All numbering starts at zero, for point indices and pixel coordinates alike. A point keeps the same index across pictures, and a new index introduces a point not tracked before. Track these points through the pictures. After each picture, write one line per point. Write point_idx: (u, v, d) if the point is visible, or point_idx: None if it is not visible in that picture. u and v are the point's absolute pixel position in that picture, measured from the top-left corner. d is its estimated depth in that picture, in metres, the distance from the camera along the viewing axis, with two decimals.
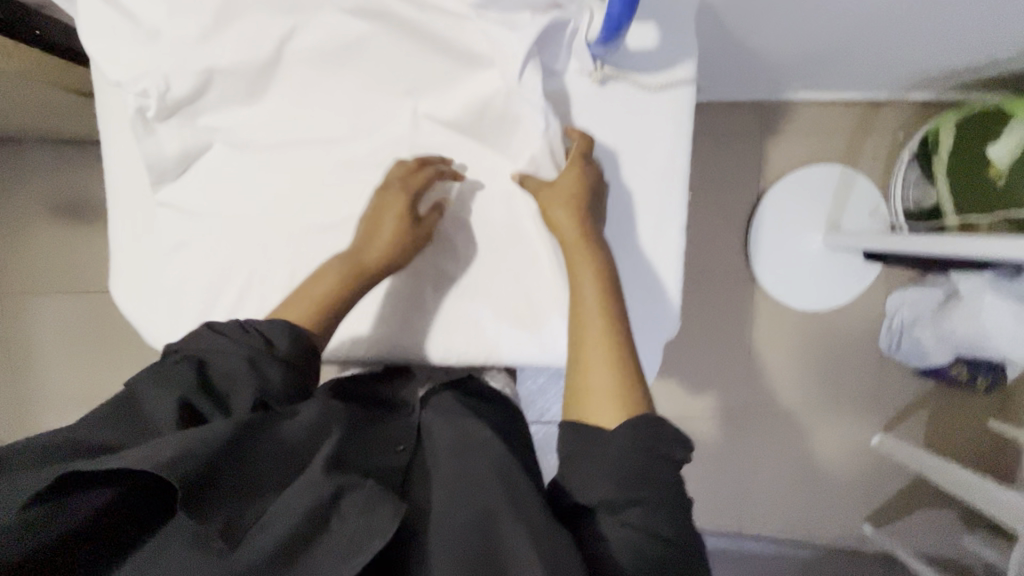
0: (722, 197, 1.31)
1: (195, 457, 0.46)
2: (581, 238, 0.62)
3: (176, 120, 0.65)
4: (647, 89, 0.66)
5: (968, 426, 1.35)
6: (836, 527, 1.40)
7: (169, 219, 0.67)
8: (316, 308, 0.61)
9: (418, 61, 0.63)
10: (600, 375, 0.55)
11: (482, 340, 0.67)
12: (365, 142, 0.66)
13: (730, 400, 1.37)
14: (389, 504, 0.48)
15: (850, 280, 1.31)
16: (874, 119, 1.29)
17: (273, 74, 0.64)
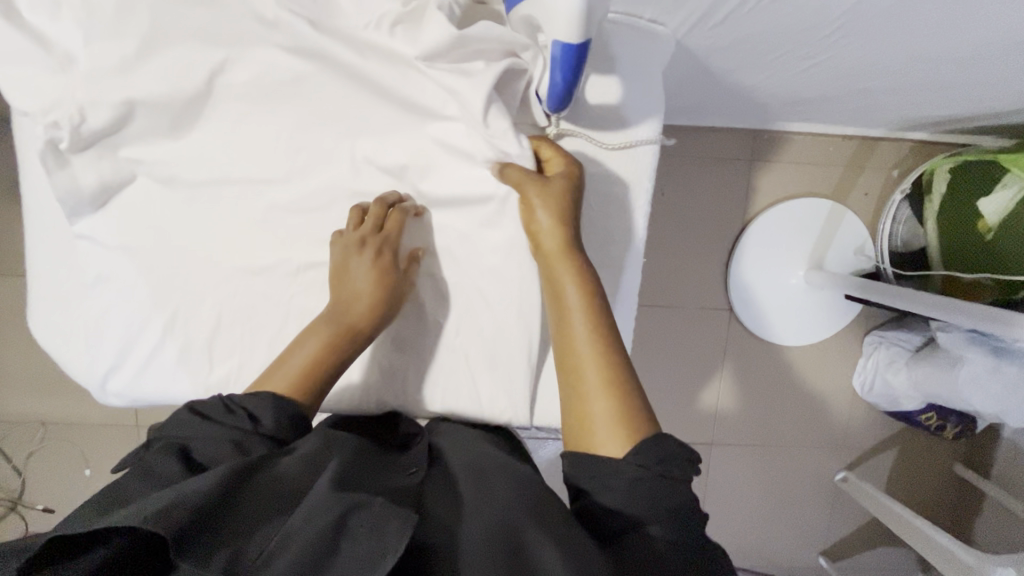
0: (706, 227, 1.26)
1: (189, 504, 0.40)
2: (564, 243, 0.59)
3: (93, 152, 0.61)
4: (607, 149, 0.64)
5: (928, 465, 1.37)
6: (796, 559, 1.41)
7: (88, 253, 0.64)
8: (303, 378, 0.57)
9: (358, 107, 0.60)
10: (597, 399, 0.54)
11: (416, 393, 0.66)
12: (300, 184, 0.63)
13: (700, 435, 1.35)
14: (400, 518, 0.42)
15: (827, 321, 1.28)
16: (867, 155, 1.25)
17: (204, 107, 0.60)
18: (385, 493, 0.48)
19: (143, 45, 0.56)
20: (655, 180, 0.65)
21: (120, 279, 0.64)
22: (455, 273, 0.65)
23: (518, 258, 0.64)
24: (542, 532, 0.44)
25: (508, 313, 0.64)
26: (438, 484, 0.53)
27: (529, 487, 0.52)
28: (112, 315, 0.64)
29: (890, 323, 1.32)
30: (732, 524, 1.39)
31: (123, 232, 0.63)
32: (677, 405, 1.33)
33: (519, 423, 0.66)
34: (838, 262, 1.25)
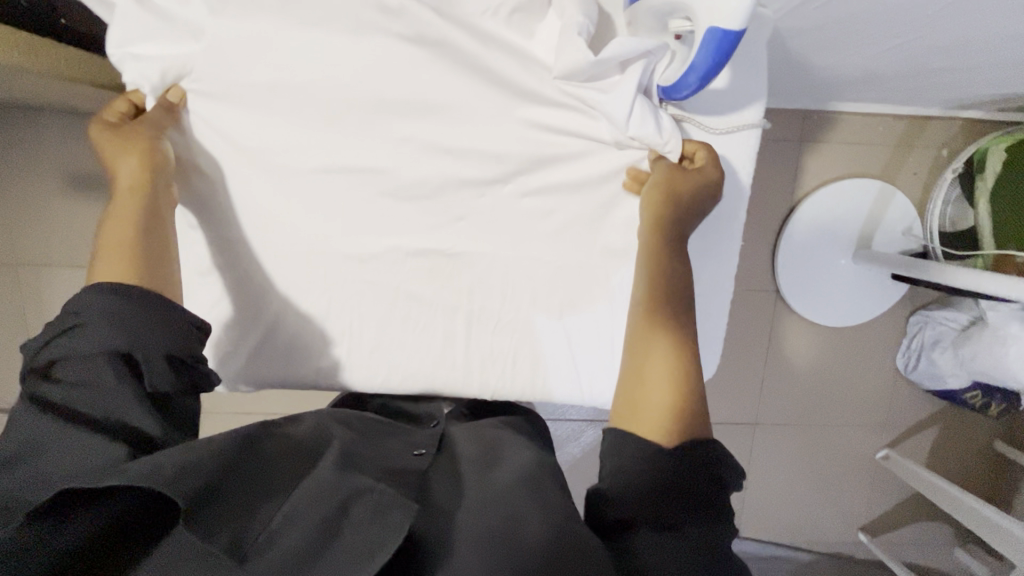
0: (756, 208, 1.27)
1: (197, 474, 0.45)
2: (650, 236, 0.60)
3: (212, 141, 0.62)
4: (712, 133, 0.64)
5: (969, 443, 1.39)
6: (834, 533, 1.45)
7: (202, 240, 0.64)
8: (127, 261, 0.55)
9: (471, 91, 0.60)
10: (657, 390, 0.53)
11: (524, 380, 0.67)
12: (403, 172, 0.62)
13: (746, 412, 1.37)
14: (400, 509, 0.48)
15: (876, 301, 1.29)
16: (921, 134, 1.24)
17: (312, 96, 0.60)
18: (386, 476, 0.53)
19: (266, 32, 0.57)
20: (756, 164, 0.65)
21: (231, 268, 0.65)
22: (557, 257, 0.65)
23: (620, 243, 0.65)
24: (535, 511, 0.50)
25: (609, 294, 0.66)
26: (442, 463, 0.59)
27: (532, 468, 0.58)
28: (222, 303, 0.66)
29: (936, 303, 1.32)
30: (766, 500, 1.43)
31: (234, 219, 0.64)
32: (724, 382, 1.35)
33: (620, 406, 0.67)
34: (887, 244, 1.25)
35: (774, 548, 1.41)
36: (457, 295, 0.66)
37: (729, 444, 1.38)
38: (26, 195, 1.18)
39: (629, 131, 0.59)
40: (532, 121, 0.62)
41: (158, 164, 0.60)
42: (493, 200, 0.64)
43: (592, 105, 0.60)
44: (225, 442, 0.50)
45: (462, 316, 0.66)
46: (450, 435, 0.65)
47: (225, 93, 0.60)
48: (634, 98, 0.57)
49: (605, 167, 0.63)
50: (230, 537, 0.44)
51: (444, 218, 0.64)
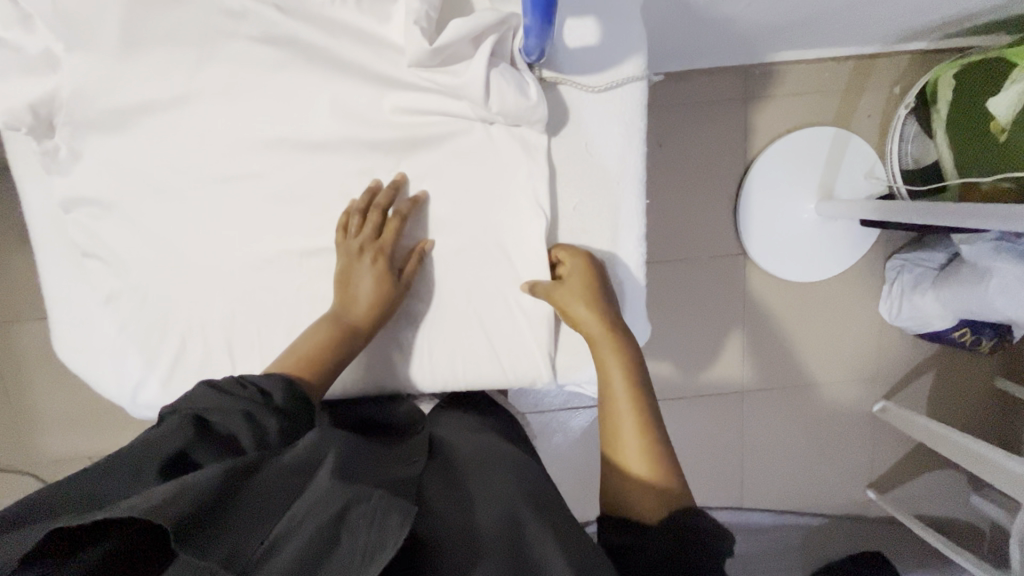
0: (710, 173, 1.24)
1: (190, 496, 0.41)
2: (603, 331, 0.62)
3: (83, 164, 0.60)
4: (592, 91, 0.62)
5: (968, 385, 1.35)
6: (842, 495, 1.41)
7: (99, 270, 0.63)
8: (308, 363, 0.59)
9: (334, 83, 0.59)
10: (637, 474, 0.56)
11: (446, 372, 0.65)
12: (283, 174, 0.61)
13: (732, 381, 1.34)
14: (400, 511, 0.43)
15: (846, 249, 1.26)
16: (868, 74, 1.21)
17: (181, 110, 0.59)
18: (386, 486, 0.48)
19: (119, 50, 0.57)
20: (646, 120, 0.63)
21: (131, 292, 0.62)
22: (459, 242, 0.63)
23: (523, 218, 0.62)
24: (545, 528, 0.46)
25: (519, 271, 0.64)
26: (437, 471, 0.55)
27: (530, 478, 0.55)
28: (125, 331, 0.63)
29: (911, 244, 1.29)
30: (766, 468, 1.39)
31: (120, 244, 0.62)
32: (703, 354, 1.32)
33: (544, 383, 0.65)
34: (847, 190, 1.22)
35: (783, 516, 1.36)
36: None
37: (718, 416, 1.35)
38: None
39: (493, 109, 0.58)
40: (401, 109, 0.60)
41: (388, 296, 0.61)
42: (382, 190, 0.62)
43: (452, 89, 0.58)
44: (217, 467, 0.44)
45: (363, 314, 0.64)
46: (441, 443, 0.61)
47: (92, 119, 0.58)
48: (488, 74, 0.56)
49: (484, 141, 0.61)
50: (227, 552, 0.39)
51: (335, 213, 0.62)
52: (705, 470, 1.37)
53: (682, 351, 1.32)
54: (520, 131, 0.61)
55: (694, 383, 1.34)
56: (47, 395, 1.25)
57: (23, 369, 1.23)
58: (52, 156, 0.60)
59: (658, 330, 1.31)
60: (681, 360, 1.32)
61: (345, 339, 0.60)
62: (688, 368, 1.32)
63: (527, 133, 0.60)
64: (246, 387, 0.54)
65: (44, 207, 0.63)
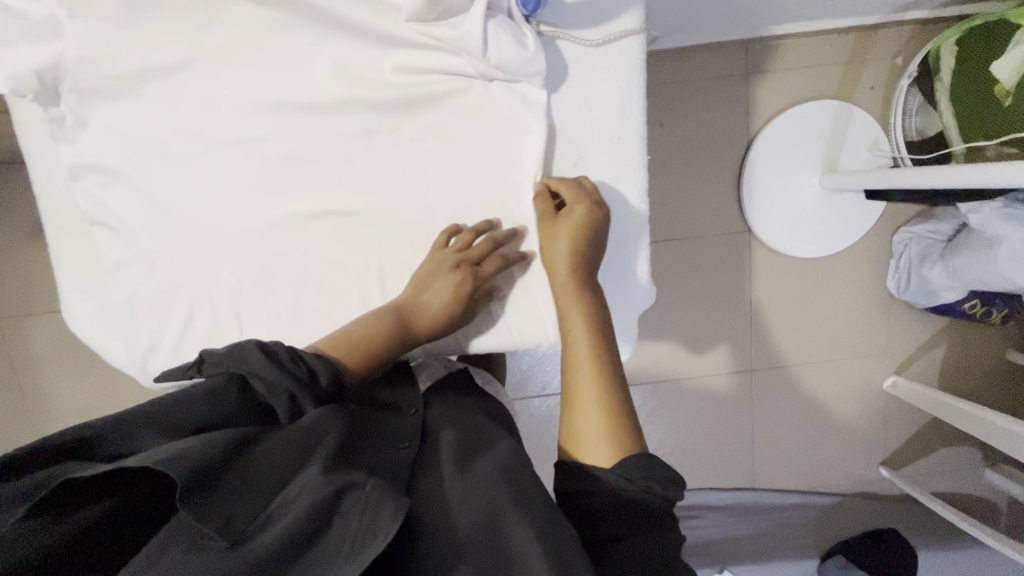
0: (714, 149, 1.24)
1: (195, 457, 0.41)
2: (573, 274, 0.60)
3: (89, 132, 0.61)
4: (591, 46, 0.61)
5: (980, 358, 1.33)
6: (854, 473, 1.40)
7: (106, 238, 0.63)
8: (357, 349, 0.57)
9: (333, 44, 0.60)
10: (591, 417, 0.53)
11: (458, 339, 0.67)
12: (286, 138, 0.62)
13: (740, 358, 1.33)
14: (391, 504, 0.42)
15: (852, 222, 1.25)
16: (871, 45, 1.21)
17: (184, 76, 0.60)
18: (377, 475, 0.48)
19: (121, 16, 0.57)
20: (645, 75, 0.63)
21: (140, 259, 0.63)
22: (462, 203, 0.63)
23: (525, 177, 0.63)
24: (525, 513, 0.46)
25: (524, 230, 0.64)
26: (427, 461, 0.54)
27: (514, 461, 0.54)
28: (135, 298, 0.63)
29: (918, 216, 1.28)
30: (778, 448, 1.38)
31: (127, 211, 0.62)
32: (711, 332, 1.31)
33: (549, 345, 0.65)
34: (852, 161, 1.21)
35: (794, 496, 1.35)
36: (365, 255, 0.63)
37: (727, 394, 1.34)
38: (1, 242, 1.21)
39: (491, 61, 0.57)
40: (399, 65, 0.60)
41: (456, 304, 0.61)
42: (385, 150, 0.62)
43: (450, 43, 0.58)
44: (225, 436, 0.44)
45: (368, 276, 0.63)
46: (431, 428, 0.60)
47: (96, 85, 0.59)
48: (485, 25, 0.56)
49: (484, 98, 0.61)
50: (221, 520, 0.39)
51: (336, 177, 0.62)
52: (717, 449, 1.37)
53: (690, 328, 1.31)
54: (519, 87, 0.61)
55: (703, 361, 1.33)
56: (59, 383, 1.26)
57: (35, 358, 1.25)
58: (58, 124, 0.61)
59: (665, 309, 1.30)
60: (689, 338, 1.31)
61: (397, 336, 0.60)
62: (695, 346, 1.32)
63: (527, 89, 0.61)
64: (301, 363, 0.52)
65: (54, 177, 0.64)
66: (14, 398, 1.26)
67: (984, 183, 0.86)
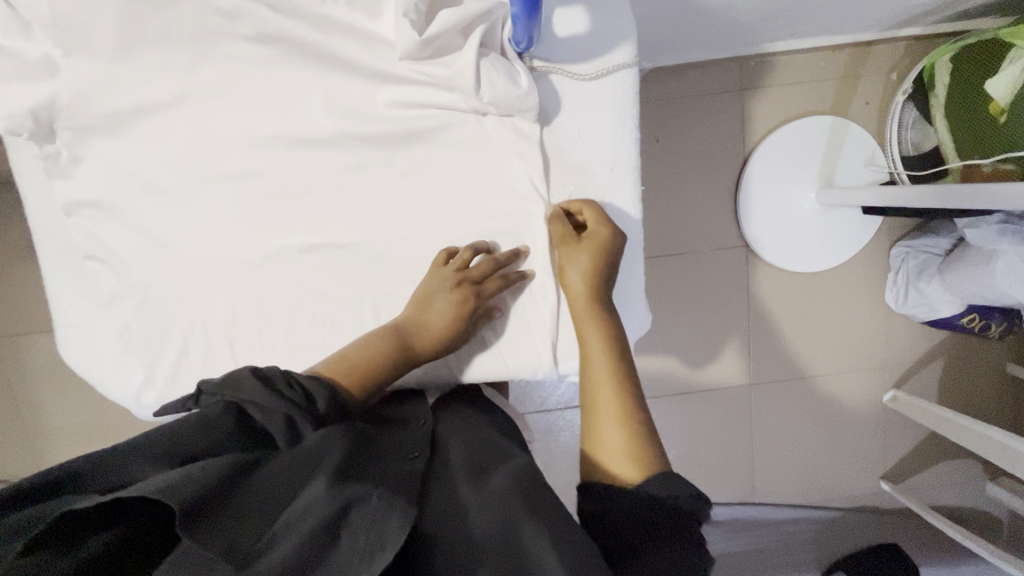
0: (708, 166, 1.24)
1: (193, 484, 0.40)
2: (592, 301, 0.61)
3: (85, 169, 0.62)
4: (584, 79, 0.62)
5: (979, 371, 1.33)
6: (854, 487, 1.40)
7: (101, 272, 0.64)
8: (357, 376, 0.57)
9: (327, 80, 0.60)
10: (611, 433, 0.53)
11: (457, 362, 0.67)
12: (280, 172, 0.62)
13: (738, 374, 1.33)
14: (399, 515, 0.44)
15: (850, 237, 1.25)
16: (864, 61, 1.21)
17: (178, 112, 0.60)
18: (389, 484, 0.47)
19: (115, 55, 0.57)
20: (640, 104, 0.63)
21: (135, 293, 0.63)
22: (455, 235, 0.63)
23: (521, 206, 0.63)
24: (536, 523, 0.45)
25: (522, 258, 0.64)
26: (436, 467, 0.53)
27: (530, 470, 0.53)
28: (129, 332, 0.63)
29: (915, 229, 1.28)
30: (776, 463, 1.38)
31: (122, 245, 0.63)
32: (708, 348, 1.31)
33: (545, 373, 0.65)
34: (848, 177, 1.21)
35: (792, 511, 1.35)
36: (358, 287, 0.63)
37: (724, 410, 1.34)
38: None
39: (484, 99, 0.58)
40: (392, 101, 0.60)
41: (457, 324, 0.61)
42: (379, 183, 0.62)
43: (443, 81, 0.59)
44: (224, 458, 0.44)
45: (364, 307, 0.63)
46: (442, 434, 0.59)
47: (91, 122, 0.59)
48: (478, 64, 0.56)
49: (478, 132, 0.61)
50: (227, 545, 0.39)
51: (331, 208, 0.62)
52: (715, 464, 1.36)
53: (687, 344, 1.31)
54: (513, 120, 0.61)
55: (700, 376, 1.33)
56: (56, 409, 1.27)
57: (33, 384, 1.26)
58: (54, 161, 0.61)
59: (661, 326, 1.30)
60: (686, 354, 1.31)
61: (397, 359, 0.60)
62: (693, 362, 1.31)
63: (520, 123, 0.61)
64: (294, 388, 0.52)
65: (46, 212, 0.64)
66: (12, 423, 1.27)
67: (980, 205, 0.86)
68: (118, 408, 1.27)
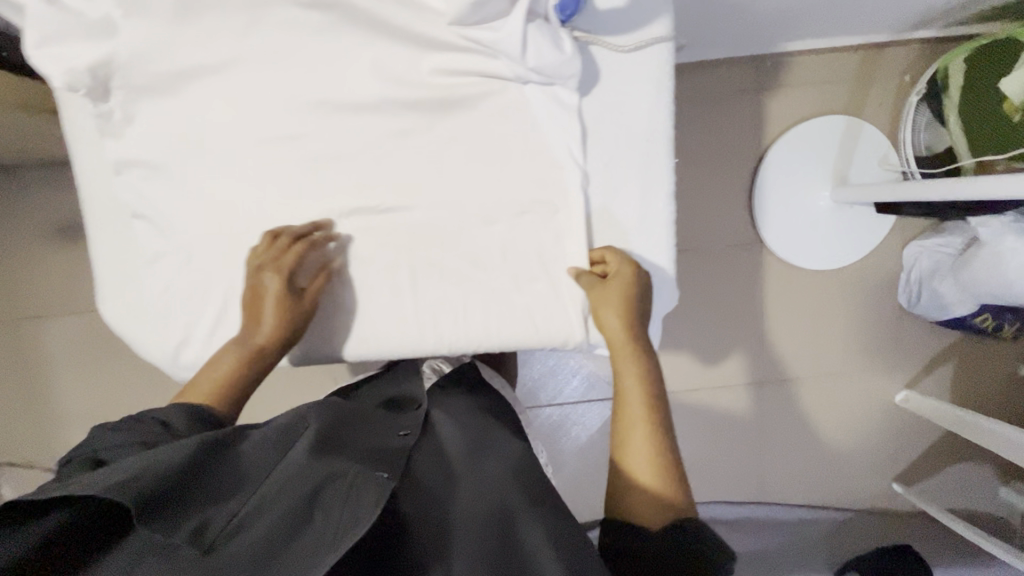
0: (723, 164, 1.26)
1: (155, 476, 0.47)
2: (628, 339, 0.62)
3: (134, 129, 0.63)
4: (622, 51, 0.63)
5: (993, 375, 1.33)
6: (868, 491, 1.36)
7: (144, 230, 0.65)
8: (216, 390, 0.60)
9: (374, 46, 0.61)
10: (643, 477, 0.58)
11: (476, 330, 0.64)
12: (325, 136, 0.63)
13: (749, 369, 1.33)
14: (372, 487, 0.52)
15: (863, 235, 1.26)
16: (878, 62, 1.23)
17: (227, 76, 0.62)
18: (367, 457, 0.57)
19: (172, 16, 0.59)
20: (674, 79, 0.65)
21: (177, 251, 0.64)
22: (490, 202, 0.64)
23: (557, 173, 0.64)
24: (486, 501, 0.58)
25: (556, 223, 0.64)
26: (422, 452, 0.64)
27: (501, 456, 0.65)
28: (169, 289, 0.65)
29: (927, 230, 1.29)
30: (787, 462, 1.37)
31: (165, 204, 0.64)
32: (720, 343, 1.32)
33: (575, 343, 0.65)
34: (862, 175, 1.23)
35: (802, 512, 1.33)
36: (396, 253, 0.64)
37: (735, 406, 1.34)
38: (26, 248, 1.25)
39: (529, 64, 0.60)
40: (438, 67, 0.62)
41: (291, 312, 0.62)
42: (420, 149, 0.64)
43: (491, 47, 0.60)
44: (187, 449, 0.51)
45: (398, 272, 0.64)
46: (433, 421, 0.70)
47: (145, 82, 0.61)
48: (525, 29, 0.58)
49: (518, 99, 0.63)
50: (193, 529, 0.46)
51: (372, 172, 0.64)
52: (725, 463, 1.35)
53: (699, 339, 1.32)
54: (553, 88, 0.62)
55: (711, 373, 1.33)
56: (67, 389, 1.27)
57: (48, 363, 1.26)
58: (107, 119, 0.63)
59: (673, 322, 1.31)
60: (698, 348, 1.32)
61: (247, 361, 0.62)
62: (705, 356, 1.32)
63: (560, 92, 0.63)
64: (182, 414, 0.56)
65: (93, 172, 0.66)
66: (24, 401, 1.27)
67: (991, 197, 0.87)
68: (127, 391, 1.27)
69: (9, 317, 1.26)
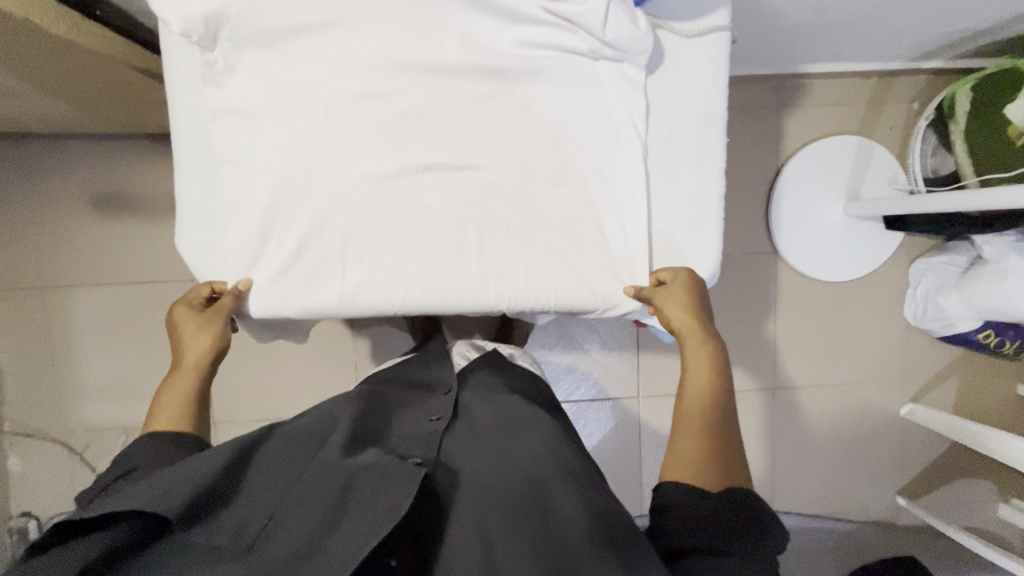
0: (745, 174, 1.32)
1: (189, 487, 0.50)
2: (696, 325, 0.67)
3: (230, 81, 0.67)
4: (685, 36, 0.72)
5: (995, 394, 1.38)
6: (872, 501, 1.40)
7: (230, 177, 0.69)
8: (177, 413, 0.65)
9: (465, 17, 0.67)
10: (687, 445, 0.59)
11: (535, 285, 0.71)
12: (412, 96, 0.69)
13: (762, 376, 1.37)
14: (404, 479, 0.51)
15: (874, 250, 1.32)
16: (890, 89, 1.32)
17: (324, 38, 0.67)
18: (399, 449, 0.58)
19: None
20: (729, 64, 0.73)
21: (261, 198, 0.68)
22: (559, 166, 0.71)
23: (621, 143, 0.71)
24: (525, 480, 0.57)
25: (617, 190, 0.72)
26: (459, 433, 0.63)
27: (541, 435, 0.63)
28: (251, 232, 0.69)
29: (934, 248, 1.35)
30: (796, 471, 1.39)
31: (255, 154, 0.68)
32: (735, 348, 1.36)
33: (628, 304, 0.72)
34: (873, 192, 1.30)
35: (810, 520, 1.35)
36: (467, 208, 0.70)
37: (747, 412, 1.37)
38: (62, 218, 1.26)
39: (608, 37, 0.66)
40: (522, 36, 0.67)
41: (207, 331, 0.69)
42: (499, 113, 0.70)
43: (573, 19, 0.66)
44: (222, 455, 0.53)
45: (466, 228, 0.70)
46: (464, 402, 0.68)
47: (247, 37, 0.65)
48: (608, 5, 0.64)
49: (590, 73, 0.70)
50: (233, 533, 0.49)
51: (452, 133, 0.69)
52: None
53: None
54: (623, 65, 0.70)
55: None
56: (88, 361, 1.27)
57: (71, 333, 1.27)
58: (209, 68, 0.66)
59: None
60: None
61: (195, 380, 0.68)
62: None
63: (628, 69, 0.70)
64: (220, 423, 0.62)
65: (191, 123, 0.71)
66: (43, 371, 1.26)
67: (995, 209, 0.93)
68: (150, 365, 1.28)
69: (36, 285, 1.26)
